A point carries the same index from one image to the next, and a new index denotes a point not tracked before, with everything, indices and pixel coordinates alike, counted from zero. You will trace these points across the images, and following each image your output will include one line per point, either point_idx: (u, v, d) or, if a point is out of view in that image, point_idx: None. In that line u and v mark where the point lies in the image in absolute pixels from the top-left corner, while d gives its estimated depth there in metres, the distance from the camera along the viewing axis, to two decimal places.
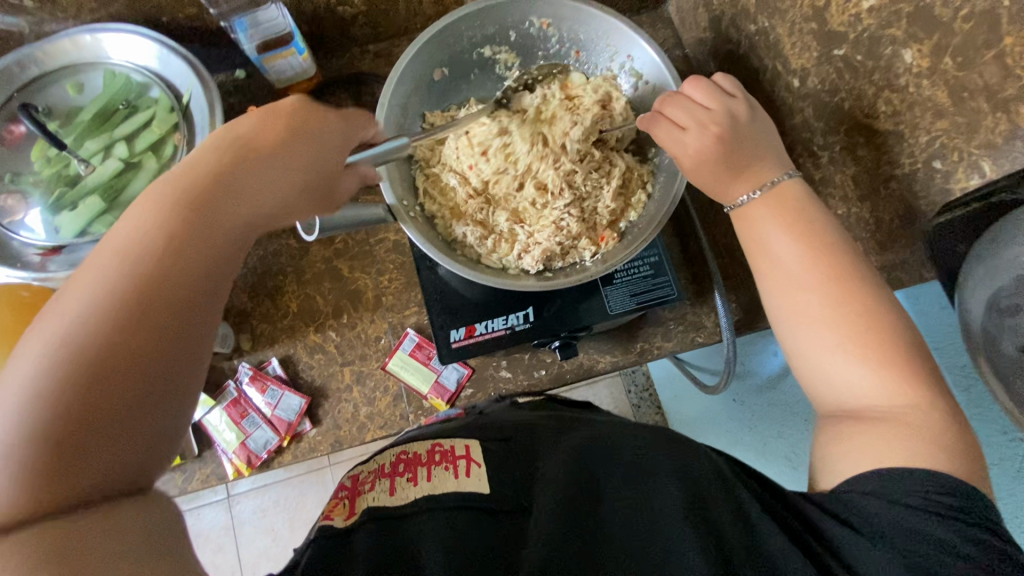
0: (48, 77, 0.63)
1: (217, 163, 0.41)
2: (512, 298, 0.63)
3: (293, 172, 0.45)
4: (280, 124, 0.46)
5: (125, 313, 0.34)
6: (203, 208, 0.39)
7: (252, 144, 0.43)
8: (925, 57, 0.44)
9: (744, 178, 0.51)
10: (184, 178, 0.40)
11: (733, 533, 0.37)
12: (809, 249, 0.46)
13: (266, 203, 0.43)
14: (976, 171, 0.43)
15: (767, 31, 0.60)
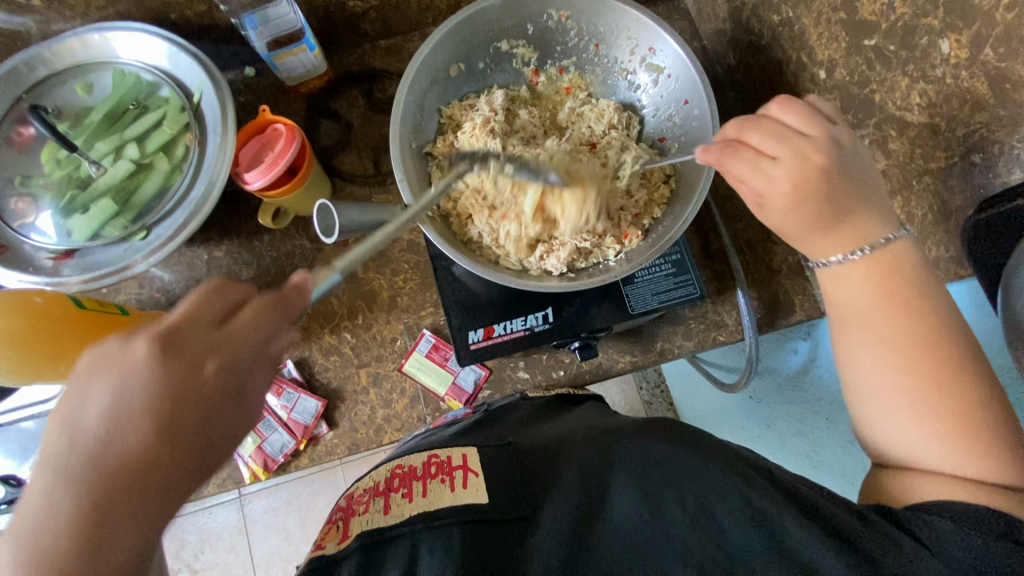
0: (57, 78, 0.62)
1: (120, 462, 0.34)
2: (532, 297, 0.62)
3: (214, 438, 0.38)
4: (194, 376, 0.37)
5: None
6: (115, 490, 0.34)
7: (167, 407, 0.36)
8: (964, 48, 0.43)
9: (837, 234, 0.47)
10: (87, 437, 0.35)
11: (748, 542, 0.39)
12: (887, 311, 0.45)
13: (177, 493, 0.36)
14: (1016, 164, 0.41)
15: (791, 22, 0.58)
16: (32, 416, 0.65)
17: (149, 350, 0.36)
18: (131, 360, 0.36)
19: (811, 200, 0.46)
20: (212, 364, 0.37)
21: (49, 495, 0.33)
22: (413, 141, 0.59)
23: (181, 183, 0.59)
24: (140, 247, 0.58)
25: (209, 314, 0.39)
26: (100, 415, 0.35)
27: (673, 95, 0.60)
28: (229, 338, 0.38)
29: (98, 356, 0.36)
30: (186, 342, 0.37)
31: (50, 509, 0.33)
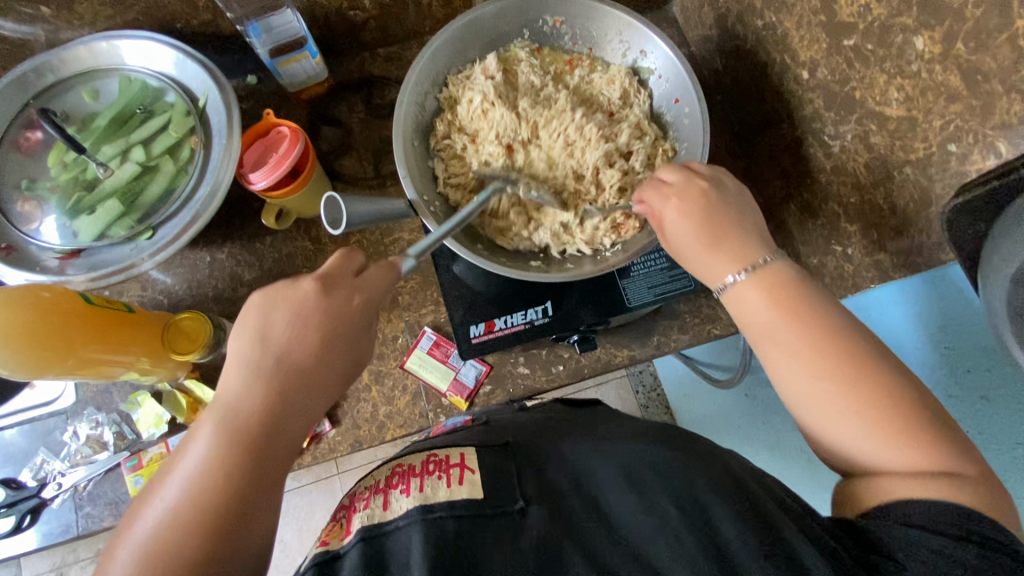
0: (64, 84, 0.63)
1: (245, 405, 0.41)
2: (531, 291, 0.63)
3: (316, 399, 0.44)
4: (313, 334, 0.44)
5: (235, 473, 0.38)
6: (290, 382, 0.43)
7: (291, 357, 0.43)
8: (936, 44, 0.45)
9: (721, 254, 0.49)
10: (271, 345, 0.43)
11: (741, 548, 0.38)
12: (775, 323, 0.45)
13: (290, 441, 0.42)
14: (991, 151, 0.44)
15: (774, 26, 0.61)
16: (31, 420, 0.65)
17: (283, 306, 0.45)
18: (286, 296, 0.45)
19: (699, 219, 0.50)
20: (324, 320, 0.45)
21: (203, 432, 0.40)
22: (414, 140, 0.61)
23: (187, 184, 0.61)
24: (146, 247, 0.59)
25: (348, 265, 0.48)
26: (229, 376, 0.42)
27: (662, 97, 0.63)
28: (346, 311, 0.46)
29: (253, 307, 0.45)
30: (337, 284, 0.46)
31: (241, 394, 0.41)
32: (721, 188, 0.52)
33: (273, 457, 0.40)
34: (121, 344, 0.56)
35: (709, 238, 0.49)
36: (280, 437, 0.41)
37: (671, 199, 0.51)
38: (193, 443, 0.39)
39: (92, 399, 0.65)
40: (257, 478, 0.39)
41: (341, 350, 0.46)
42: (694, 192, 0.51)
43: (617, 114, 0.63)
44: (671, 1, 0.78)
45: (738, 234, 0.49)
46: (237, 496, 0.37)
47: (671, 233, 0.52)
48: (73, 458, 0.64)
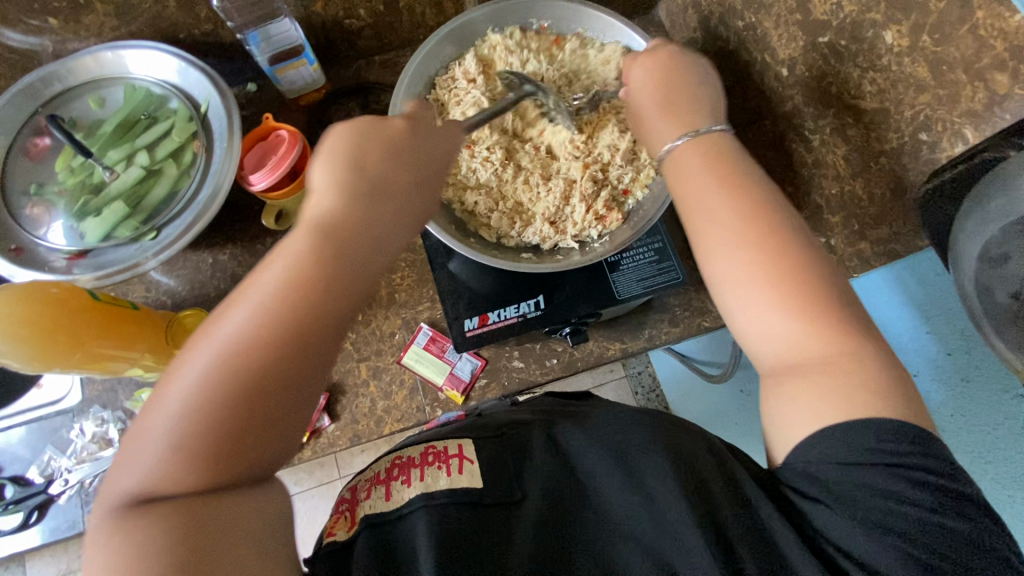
0: (71, 92, 0.66)
1: (340, 220, 0.41)
2: (522, 286, 0.65)
3: (398, 227, 0.44)
4: (402, 169, 0.45)
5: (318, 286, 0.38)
6: (373, 203, 0.43)
7: (385, 182, 0.44)
8: (904, 37, 0.47)
9: (674, 116, 0.50)
10: (372, 168, 0.44)
11: (729, 517, 0.40)
12: (711, 188, 0.45)
13: (374, 264, 0.42)
14: (959, 139, 0.46)
15: (755, 26, 0.63)
16: (37, 419, 0.66)
17: (376, 142, 0.45)
18: (387, 127, 0.46)
19: (656, 84, 0.52)
20: (411, 160, 0.46)
21: (287, 250, 0.39)
22: None
23: (190, 186, 0.63)
24: (149, 247, 0.61)
25: (427, 113, 0.51)
26: (321, 196, 0.42)
27: None
28: (423, 154, 0.47)
29: (337, 136, 0.44)
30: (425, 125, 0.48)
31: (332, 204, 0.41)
32: (685, 57, 0.54)
33: (342, 284, 0.39)
34: (127, 340, 0.58)
35: (668, 104, 0.51)
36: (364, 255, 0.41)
37: (641, 63, 0.54)
38: (281, 250, 0.39)
39: (97, 397, 0.66)
40: (340, 286, 0.39)
41: (425, 186, 0.47)
42: (658, 61, 0.53)
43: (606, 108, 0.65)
44: (657, 6, 0.80)
45: (691, 102, 0.51)
46: (318, 315, 0.38)
47: (637, 100, 0.54)
48: (78, 454, 0.65)
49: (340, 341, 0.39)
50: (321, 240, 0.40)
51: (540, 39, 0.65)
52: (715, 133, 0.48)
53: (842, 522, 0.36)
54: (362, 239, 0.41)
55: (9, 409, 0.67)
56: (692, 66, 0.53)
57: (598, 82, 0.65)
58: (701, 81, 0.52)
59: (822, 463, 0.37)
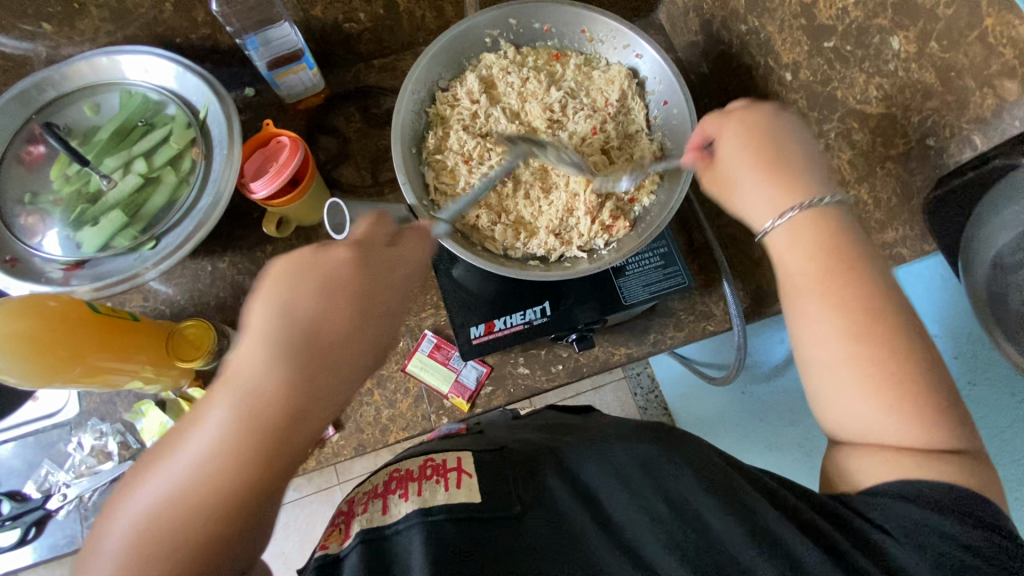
0: (65, 99, 0.64)
1: (279, 381, 0.37)
2: (529, 293, 0.64)
3: (348, 374, 0.41)
4: (342, 314, 0.41)
5: (268, 444, 0.36)
6: (316, 352, 0.39)
7: (325, 333, 0.40)
8: (911, 43, 0.48)
9: (778, 186, 0.47)
10: (305, 311, 0.40)
11: (724, 534, 0.39)
12: (820, 276, 0.43)
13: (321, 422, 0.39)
14: (966, 145, 0.46)
15: (758, 30, 0.63)
16: (34, 432, 0.65)
17: (313, 278, 0.41)
18: (324, 266, 0.42)
19: (757, 146, 0.49)
20: (367, 290, 0.43)
21: (214, 417, 0.36)
22: (410, 148, 0.62)
23: (189, 194, 0.62)
24: (149, 256, 0.60)
25: (380, 233, 0.47)
26: (256, 340, 0.38)
27: (657, 106, 0.64)
28: (386, 277, 0.45)
29: (273, 280, 0.41)
30: (373, 250, 0.45)
31: (271, 363, 0.38)
32: (787, 114, 0.51)
33: (287, 446, 0.37)
34: (126, 351, 0.57)
35: (768, 167, 0.48)
36: (316, 415, 0.39)
37: (730, 124, 0.51)
38: (213, 409, 0.37)
39: (95, 409, 0.65)
40: (279, 453, 0.37)
41: (375, 324, 0.43)
42: (758, 118, 0.50)
43: (612, 113, 0.65)
44: (657, 9, 0.80)
45: (799, 167, 0.48)
46: (260, 479, 0.36)
47: (724, 159, 0.51)
48: (76, 468, 0.64)
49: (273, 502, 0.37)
50: (252, 400, 0.37)
51: (538, 56, 0.66)
52: (829, 207, 0.45)
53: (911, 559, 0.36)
54: (302, 401, 0.38)
55: (6, 422, 0.66)
56: (789, 126, 0.50)
57: (601, 94, 0.65)
58: (807, 146, 0.49)
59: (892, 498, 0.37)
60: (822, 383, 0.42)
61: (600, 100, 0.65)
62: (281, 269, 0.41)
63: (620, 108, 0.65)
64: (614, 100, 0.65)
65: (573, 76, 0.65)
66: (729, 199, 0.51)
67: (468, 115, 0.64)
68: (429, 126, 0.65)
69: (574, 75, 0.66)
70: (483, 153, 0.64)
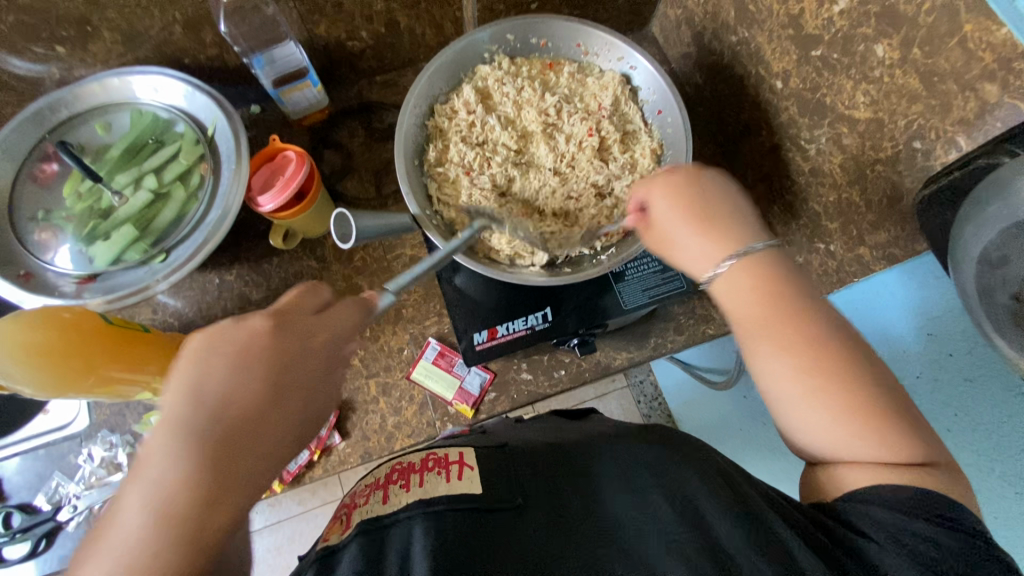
0: (78, 119, 0.66)
1: (176, 489, 0.34)
2: (530, 299, 0.66)
3: (260, 457, 0.38)
4: (259, 383, 0.40)
5: (177, 552, 0.33)
6: (223, 438, 0.37)
7: (233, 416, 0.38)
8: (895, 50, 0.49)
9: (708, 236, 0.49)
10: (209, 397, 0.38)
11: (729, 536, 0.39)
12: (767, 317, 0.45)
13: (238, 511, 0.36)
14: (952, 146, 0.48)
15: (748, 41, 0.65)
16: (46, 444, 0.66)
17: (223, 357, 0.40)
18: (229, 336, 0.41)
19: (682, 205, 0.51)
20: (281, 359, 0.41)
21: (124, 518, 0.33)
22: (413, 160, 0.64)
23: (198, 209, 0.63)
24: (159, 270, 0.61)
25: (308, 303, 0.46)
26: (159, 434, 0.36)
27: (651, 112, 0.66)
28: (308, 347, 0.43)
29: (186, 359, 0.39)
30: (293, 320, 0.44)
31: (168, 467, 0.35)
32: (712, 172, 0.53)
33: (202, 549, 0.34)
34: (136, 362, 0.58)
35: (698, 220, 0.49)
36: (229, 508, 0.35)
37: (655, 188, 0.53)
38: (106, 535, 0.33)
39: (106, 421, 0.66)
40: (191, 563, 0.33)
41: (293, 395, 0.41)
42: (680, 179, 0.52)
43: (608, 118, 0.66)
44: (651, 23, 0.82)
45: (728, 220, 0.49)
46: None
47: (658, 221, 0.52)
48: (88, 480, 0.65)
49: None
50: (158, 509, 0.34)
51: (532, 64, 0.68)
52: (764, 253, 0.47)
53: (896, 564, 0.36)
54: (211, 494, 0.35)
55: (16, 436, 0.66)
56: (713, 181, 0.52)
57: (596, 101, 0.67)
58: (732, 198, 0.51)
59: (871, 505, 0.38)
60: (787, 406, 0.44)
61: (595, 108, 0.67)
62: (170, 375, 0.39)
63: (615, 112, 0.67)
64: (610, 107, 0.66)
65: (568, 86, 0.67)
66: (670, 258, 0.53)
67: (465, 125, 0.65)
68: (428, 139, 0.66)
69: (569, 85, 0.67)
70: (482, 158, 0.65)
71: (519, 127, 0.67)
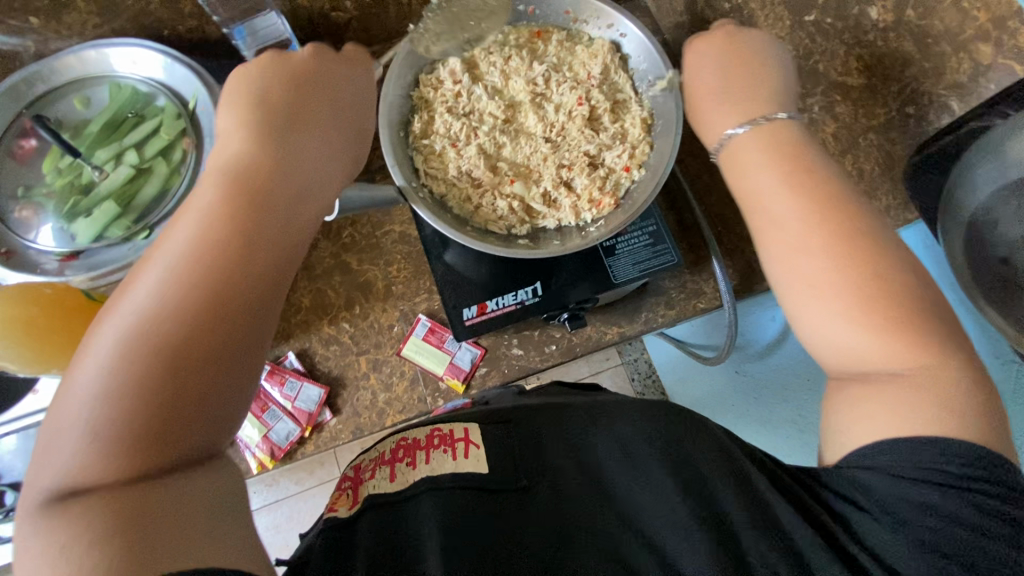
0: (56, 93, 0.65)
1: (241, 170, 0.46)
2: (520, 273, 0.65)
3: (307, 182, 0.49)
4: (302, 114, 0.51)
5: (247, 235, 0.43)
6: (277, 138, 0.48)
7: (278, 131, 0.49)
8: (889, 12, 0.48)
9: (731, 103, 0.52)
10: (263, 122, 0.48)
11: (738, 517, 0.39)
12: (787, 172, 0.47)
13: (293, 225, 0.47)
14: (945, 111, 0.47)
15: (741, 7, 0.63)
16: (35, 423, 0.65)
17: (274, 73, 0.51)
18: (275, 77, 0.51)
19: (722, 65, 0.53)
20: (322, 105, 0.52)
21: (194, 213, 0.43)
22: (398, 133, 0.63)
23: (180, 184, 0.62)
24: (142, 246, 0.60)
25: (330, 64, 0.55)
26: (226, 158, 0.47)
27: (644, 81, 0.64)
28: (341, 110, 0.54)
29: (233, 94, 0.50)
30: (329, 83, 0.54)
31: (238, 165, 0.46)
32: (768, 39, 0.54)
33: (274, 240, 0.45)
34: None
35: (731, 83, 0.52)
36: (286, 220, 0.46)
37: (698, 48, 0.55)
38: (184, 218, 0.43)
39: None
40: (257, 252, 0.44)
41: (331, 134, 0.53)
42: (725, 43, 0.54)
43: (597, 87, 0.65)
44: None
45: (756, 86, 0.52)
46: (241, 271, 0.42)
47: (695, 77, 0.55)
48: None
49: (266, 294, 0.43)
50: (227, 191, 0.44)
51: (519, 32, 0.66)
52: (782, 123, 0.49)
53: (888, 536, 0.36)
54: (267, 184, 0.46)
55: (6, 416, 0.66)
56: (766, 48, 0.53)
57: (585, 70, 0.65)
58: (781, 68, 0.53)
59: (879, 472, 0.37)
60: (791, 288, 0.44)
61: (584, 77, 0.65)
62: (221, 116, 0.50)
63: (604, 81, 0.65)
64: (599, 76, 0.65)
65: (556, 53, 0.66)
66: (696, 118, 0.55)
67: (451, 96, 0.64)
68: (413, 110, 0.65)
69: (557, 53, 0.66)
70: (469, 132, 0.64)
71: (507, 97, 0.66)
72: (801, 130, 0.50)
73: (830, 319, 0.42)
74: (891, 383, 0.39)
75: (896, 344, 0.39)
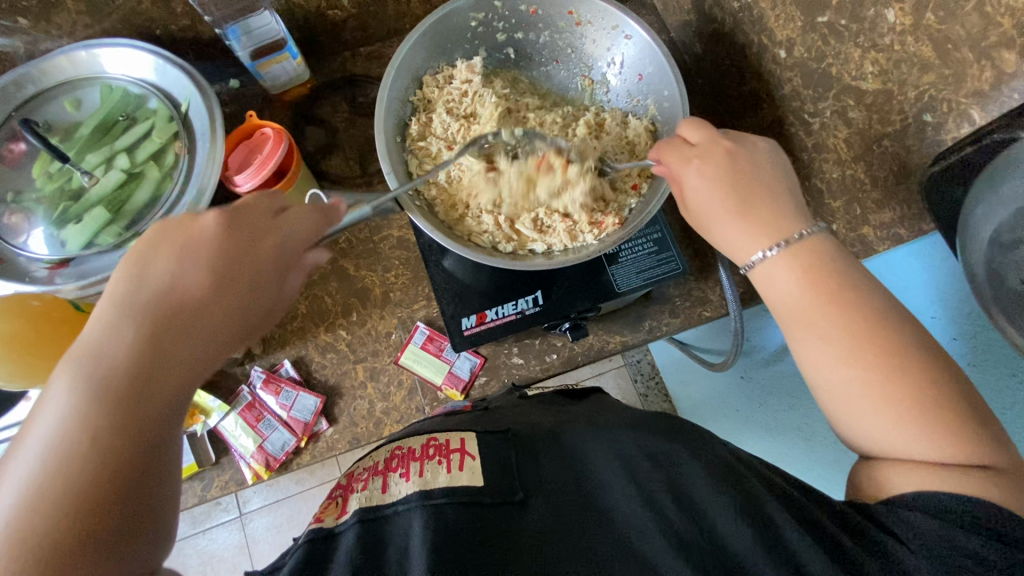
0: (45, 95, 0.63)
1: (110, 350, 0.35)
2: (520, 281, 0.63)
3: (199, 345, 0.38)
4: (201, 277, 0.39)
5: (138, 423, 0.34)
6: (171, 321, 0.37)
7: (177, 298, 0.38)
8: (907, 15, 0.46)
9: (749, 221, 0.46)
10: (151, 286, 0.38)
11: (743, 540, 0.36)
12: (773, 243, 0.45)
13: (178, 387, 0.36)
14: (965, 119, 0.46)
15: (750, 6, 0.60)
16: None
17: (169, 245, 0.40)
18: (177, 239, 0.40)
19: (723, 183, 0.48)
20: (246, 241, 0.42)
21: (58, 387, 0.33)
22: (395, 136, 0.61)
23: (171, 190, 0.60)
24: None
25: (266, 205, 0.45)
26: (99, 321, 0.36)
27: (646, 87, 0.63)
28: (259, 238, 0.43)
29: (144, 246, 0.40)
30: (245, 218, 0.43)
31: (113, 340, 0.35)
32: (755, 145, 0.50)
33: (162, 418, 0.35)
34: None
35: (736, 202, 0.47)
36: (170, 394, 0.36)
37: (690, 164, 0.50)
38: (51, 391, 0.33)
39: None
40: (151, 426, 0.34)
41: (236, 292, 0.40)
42: (718, 162, 0.49)
43: None
44: None
45: (769, 202, 0.47)
46: (131, 445, 0.33)
47: (692, 196, 0.50)
48: None
49: (161, 459, 0.35)
50: (100, 381, 0.34)
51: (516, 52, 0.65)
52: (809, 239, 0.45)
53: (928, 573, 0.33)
54: (145, 366, 0.35)
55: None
56: (758, 153, 0.50)
57: None
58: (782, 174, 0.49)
59: (918, 512, 0.35)
60: None
61: None
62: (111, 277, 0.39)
63: None
64: None
65: None
66: (706, 233, 0.50)
67: (457, 95, 0.64)
68: (414, 112, 0.64)
69: None
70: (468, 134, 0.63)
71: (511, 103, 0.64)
72: (833, 247, 0.45)
73: (830, 338, 0.41)
74: (894, 398, 0.39)
75: (902, 370, 0.39)
